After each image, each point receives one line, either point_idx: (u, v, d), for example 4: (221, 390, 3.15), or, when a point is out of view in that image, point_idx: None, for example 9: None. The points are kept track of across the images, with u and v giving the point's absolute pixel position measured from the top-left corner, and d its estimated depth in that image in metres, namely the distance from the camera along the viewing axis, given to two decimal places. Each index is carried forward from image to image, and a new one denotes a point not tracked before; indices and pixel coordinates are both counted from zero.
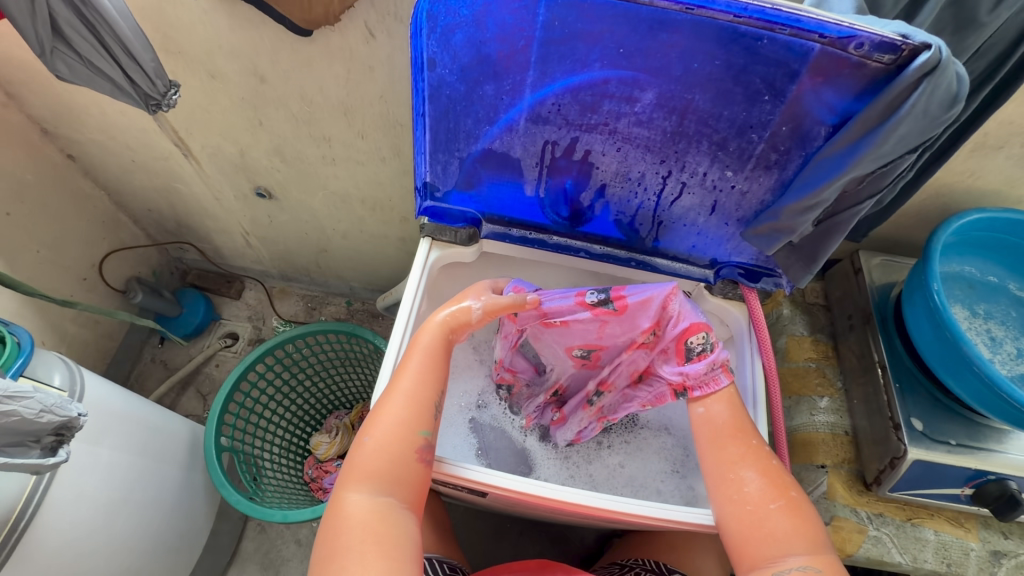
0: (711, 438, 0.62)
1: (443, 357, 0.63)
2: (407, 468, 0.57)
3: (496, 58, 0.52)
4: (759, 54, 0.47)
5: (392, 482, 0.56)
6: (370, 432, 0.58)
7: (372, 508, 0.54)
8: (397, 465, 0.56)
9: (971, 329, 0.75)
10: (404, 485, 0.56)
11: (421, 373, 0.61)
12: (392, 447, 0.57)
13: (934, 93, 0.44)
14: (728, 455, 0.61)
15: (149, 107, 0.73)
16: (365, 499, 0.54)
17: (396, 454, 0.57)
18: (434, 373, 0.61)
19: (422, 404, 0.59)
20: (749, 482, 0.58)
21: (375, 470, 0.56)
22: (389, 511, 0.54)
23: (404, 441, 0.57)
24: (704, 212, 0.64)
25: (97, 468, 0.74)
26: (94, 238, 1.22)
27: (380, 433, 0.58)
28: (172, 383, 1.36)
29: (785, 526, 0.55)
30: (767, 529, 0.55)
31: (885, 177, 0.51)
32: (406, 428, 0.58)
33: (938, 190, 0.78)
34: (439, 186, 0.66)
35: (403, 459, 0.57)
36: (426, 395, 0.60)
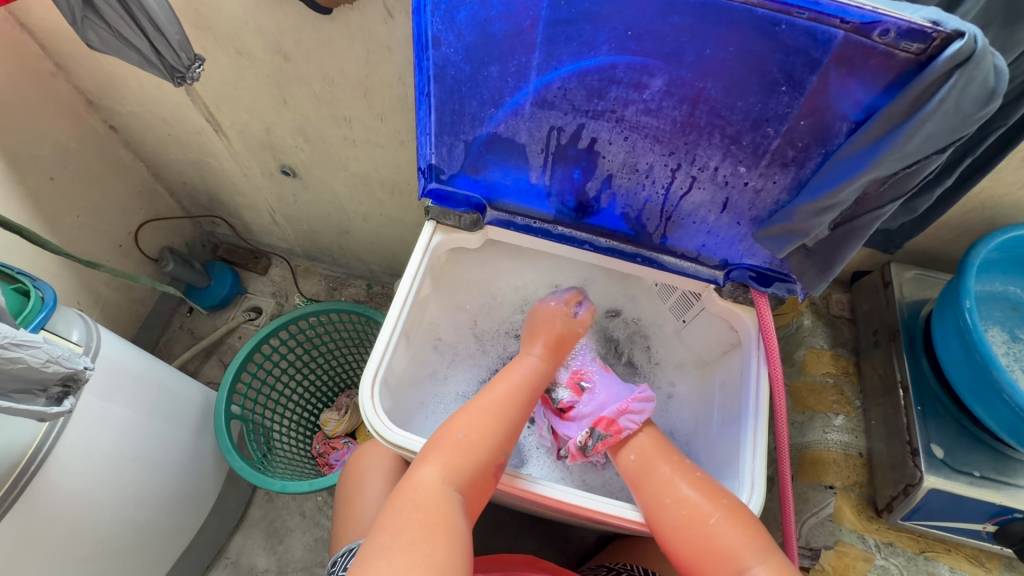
0: (637, 468, 0.64)
1: (534, 393, 0.68)
2: (483, 478, 0.59)
3: (502, 38, 0.51)
4: (777, 41, 0.44)
5: (462, 483, 0.57)
6: (461, 428, 0.61)
7: (444, 493, 0.55)
8: (476, 467, 0.59)
9: (1007, 355, 0.70)
10: (471, 489, 0.58)
11: (513, 395, 0.65)
12: (477, 453, 0.60)
13: (966, 88, 0.40)
14: (661, 477, 0.62)
15: (174, 79, 0.75)
16: (438, 480, 0.56)
17: (477, 459, 0.59)
18: (523, 403, 0.66)
19: (506, 425, 0.63)
20: (683, 492, 0.60)
21: (455, 462, 0.58)
22: (456, 502, 0.55)
23: (486, 450, 0.60)
24: (715, 209, 0.61)
25: (110, 423, 0.78)
26: (131, 207, 1.28)
27: (471, 433, 0.61)
28: (196, 351, 1.42)
29: (732, 537, 0.55)
30: (716, 545, 0.55)
31: (910, 179, 0.47)
32: (492, 441, 0.61)
33: (983, 202, 0.72)
34: (444, 169, 0.66)
35: (479, 465, 0.59)
36: (514, 414, 0.64)
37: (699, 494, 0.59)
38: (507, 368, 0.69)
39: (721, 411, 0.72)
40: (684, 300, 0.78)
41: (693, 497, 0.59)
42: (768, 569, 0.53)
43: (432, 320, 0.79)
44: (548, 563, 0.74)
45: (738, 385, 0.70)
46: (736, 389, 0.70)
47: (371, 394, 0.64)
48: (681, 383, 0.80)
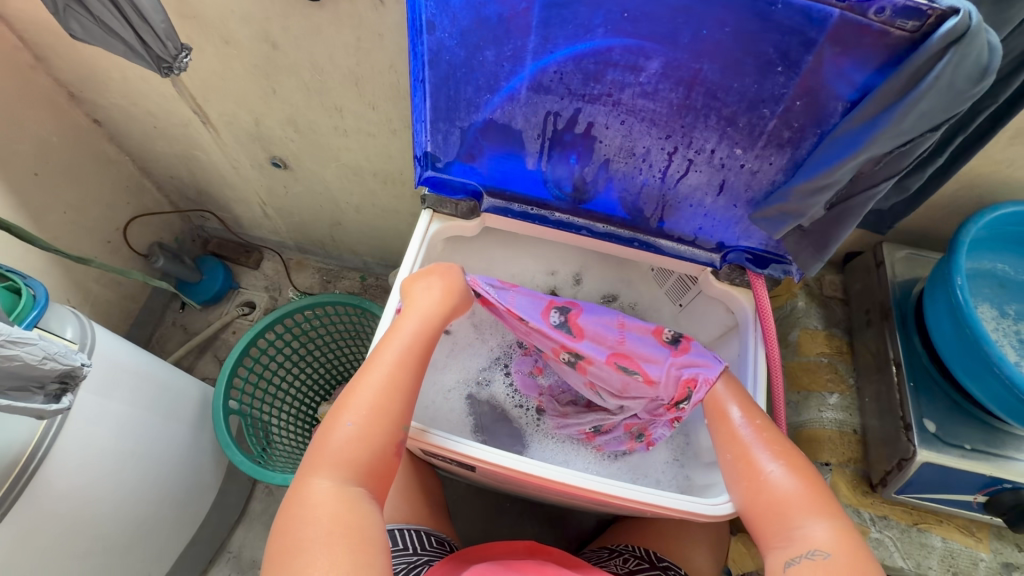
0: (721, 418, 0.62)
1: (426, 348, 0.62)
2: (385, 459, 0.56)
3: (497, 21, 0.50)
4: (773, 21, 0.44)
5: (363, 473, 0.54)
6: (351, 416, 0.56)
7: (340, 497, 0.51)
8: (371, 455, 0.55)
9: (997, 331, 0.72)
10: (376, 474, 0.55)
11: (402, 360, 0.60)
12: (374, 437, 0.55)
13: (961, 65, 0.40)
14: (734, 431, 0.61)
15: (160, 70, 0.73)
16: (331, 487, 0.52)
17: (374, 446, 0.55)
18: (417, 363, 0.60)
19: (397, 393, 0.58)
20: (760, 446, 0.58)
21: (352, 453, 0.54)
22: (359, 504, 0.51)
23: (384, 432, 0.56)
24: (711, 191, 0.61)
25: (108, 421, 0.77)
26: (118, 202, 1.26)
27: (365, 416, 0.55)
28: (190, 347, 1.41)
29: (796, 496, 0.54)
30: (768, 499, 0.55)
31: (905, 158, 0.48)
32: (386, 419, 0.56)
33: (972, 181, 0.73)
34: (440, 157, 0.65)
35: (379, 450, 0.55)
36: (406, 379, 0.59)
37: (774, 455, 0.57)
38: (390, 334, 0.62)
39: None
40: (681, 284, 0.78)
41: (779, 473, 0.55)
42: (824, 532, 0.51)
43: None
44: (550, 549, 0.72)
45: (735, 367, 0.71)
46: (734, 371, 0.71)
47: None
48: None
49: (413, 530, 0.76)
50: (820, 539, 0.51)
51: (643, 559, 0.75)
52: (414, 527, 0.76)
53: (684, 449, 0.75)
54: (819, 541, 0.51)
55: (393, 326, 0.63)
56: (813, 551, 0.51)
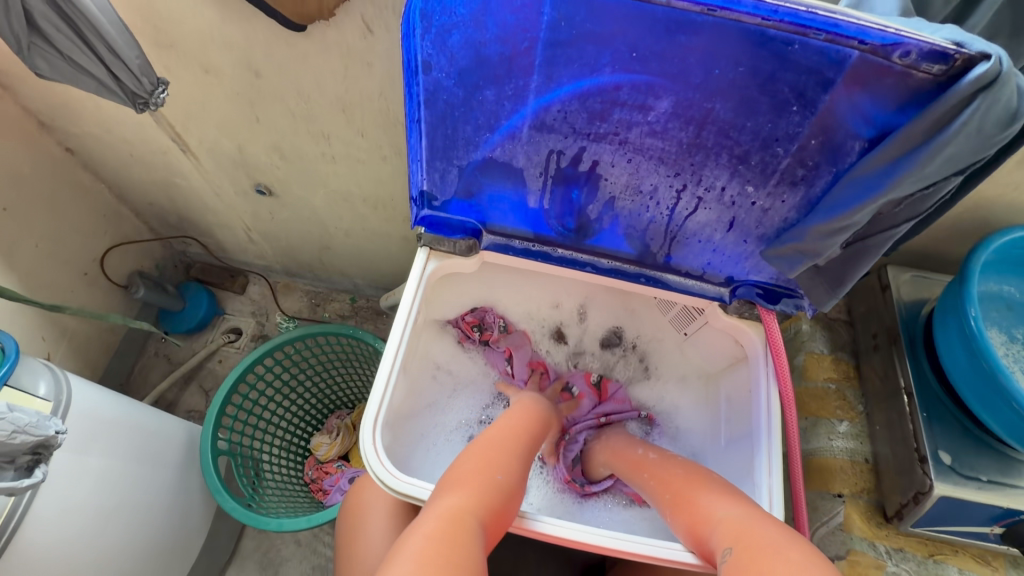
0: (635, 467, 0.68)
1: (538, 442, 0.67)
2: (502, 516, 0.54)
3: (498, 60, 0.48)
4: (790, 60, 0.43)
5: (484, 512, 0.52)
6: (499, 471, 0.57)
7: (462, 519, 0.50)
8: (497, 502, 0.54)
9: (1008, 356, 0.71)
10: (493, 525, 0.52)
11: (519, 445, 0.64)
12: (503, 490, 0.56)
13: (990, 109, 0.39)
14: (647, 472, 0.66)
15: (135, 105, 0.69)
16: (459, 506, 0.51)
17: (502, 498, 0.55)
18: (534, 450, 0.65)
19: (519, 467, 0.60)
20: (673, 476, 0.62)
21: (476, 490, 0.54)
22: (473, 533, 0.49)
23: (510, 489, 0.57)
24: (720, 228, 0.59)
25: (87, 478, 0.72)
26: (95, 231, 1.20)
27: (494, 468, 0.58)
28: (174, 378, 1.36)
29: (708, 501, 0.56)
30: (691, 513, 0.56)
31: (926, 200, 0.46)
32: (512, 483, 0.58)
33: (977, 204, 0.72)
34: (437, 195, 0.62)
35: (504, 504, 0.55)
36: (525, 461, 0.62)
37: (686, 477, 0.61)
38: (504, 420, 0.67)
39: (730, 428, 0.71)
40: (686, 314, 0.76)
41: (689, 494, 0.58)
42: (732, 522, 0.51)
43: (425, 346, 0.75)
44: None
45: (746, 403, 0.68)
46: (744, 407, 0.69)
47: (372, 433, 0.61)
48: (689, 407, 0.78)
49: None
50: (724, 523, 0.51)
51: None
52: None
53: None
54: (725, 526, 0.51)
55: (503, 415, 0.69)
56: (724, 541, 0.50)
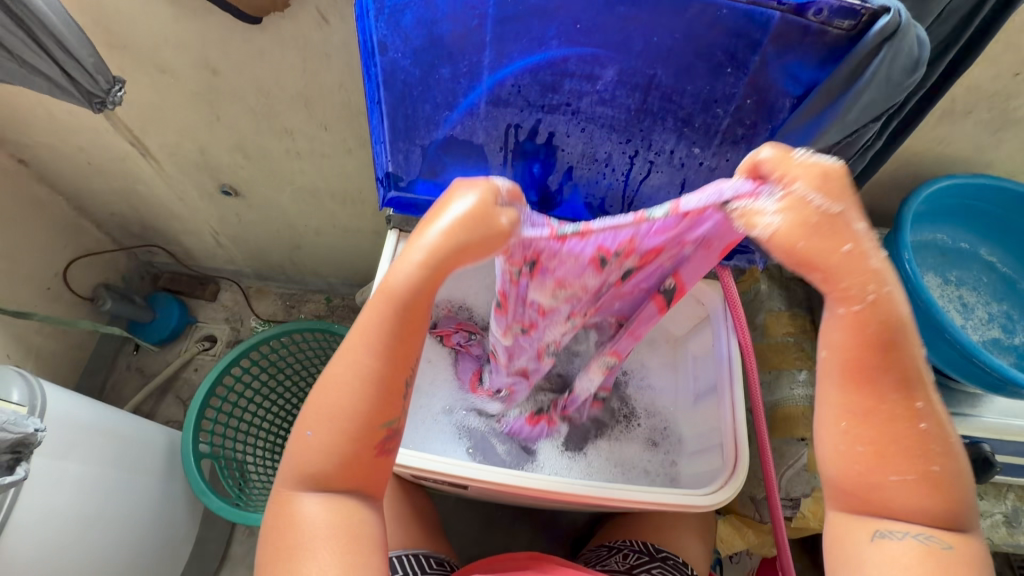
0: (842, 368, 0.41)
1: (411, 317, 0.45)
2: (365, 463, 0.46)
3: (450, 39, 0.50)
4: (719, 25, 0.46)
5: (342, 477, 0.45)
6: (312, 423, 0.45)
7: (331, 510, 0.45)
8: (345, 459, 0.45)
9: (944, 296, 0.77)
10: (360, 477, 0.46)
11: (374, 335, 0.45)
12: (346, 443, 0.45)
13: (895, 59, 0.44)
14: (883, 383, 0.40)
15: (93, 105, 0.69)
16: (315, 500, 0.45)
17: (352, 450, 0.45)
18: (405, 321, 0.45)
19: (370, 387, 0.45)
20: (891, 382, 0.40)
21: (321, 473, 0.45)
22: (353, 513, 0.46)
23: (360, 431, 0.45)
24: (673, 190, 0.62)
25: (67, 482, 0.71)
26: (55, 246, 1.18)
27: (324, 426, 0.45)
28: (149, 390, 1.34)
29: (912, 499, 0.40)
30: (893, 462, 0.40)
31: (852, 146, 0.52)
32: (362, 418, 0.45)
33: (907, 160, 0.78)
34: (402, 176, 0.63)
35: (356, 453, 0.45)
36: (392, 335, 0.45)
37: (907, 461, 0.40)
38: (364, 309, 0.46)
39: (698, 384, 0.75)
40: None
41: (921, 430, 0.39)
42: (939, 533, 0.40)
43: None
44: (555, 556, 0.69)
45: (711, 357, 0.73)
46: (710, 361, 0.73)
47: None
48: (657, 377, 0.81)
49: (411, 555, 0.74)
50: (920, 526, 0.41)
51: (639, 551, 0.76)
52: (412, 552, 0.74)
53: (664, 436, 0.78)
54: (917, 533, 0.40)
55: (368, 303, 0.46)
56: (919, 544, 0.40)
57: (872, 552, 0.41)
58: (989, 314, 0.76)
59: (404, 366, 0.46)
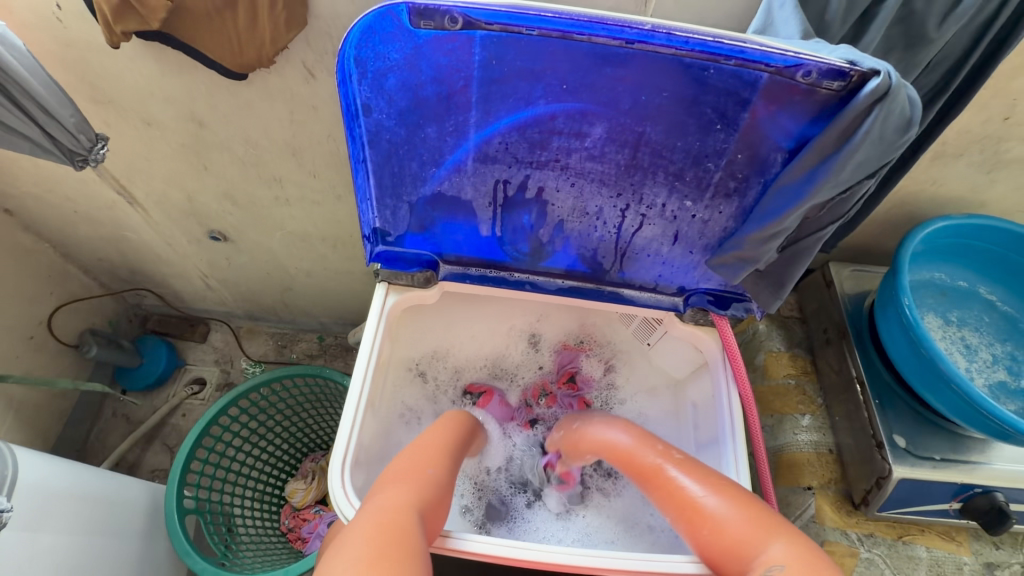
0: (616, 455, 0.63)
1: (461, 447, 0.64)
2: (433, 502, 0.53)
3: (436, 100, 0.50)
4: (707, 84, 0.46)
5: (422, 505, 0.50)
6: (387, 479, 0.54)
7: (401, 512, 0.48)
8: (418, 490, 0.52)
9: (945, 338, 0.75)
10: (428, 507, 0.51)
11: (436, 445, 0.61)
12: (423, 485, 0.53)
13: (888, 118, 0.42)
14: (659, 473, 0.56)
15: (75, 163, 0.69)
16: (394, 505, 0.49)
17: (427, 492, 0.53)
18: (452, 448, 0.62)
19: (439, 463, 0.58)
20: (645, 457, 0.59)
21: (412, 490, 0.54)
22: (413, 519, 0.47)
23: (433, 484, 0.54)
24: (667, 241, 0.61)
25: (38, 557, 0.67)
26: (40, 293, 1.16)
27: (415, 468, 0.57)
28: (135, 438, 1.30)
29: (733, 530, 0.47)
30: (721, 537, 0.48)
31: (845, 203, 0.49)
32: (432, 473, 0.56)
33: (902, 199, 0.77)
34: (390, 231, 0.63)
35: (426, 496, 0.52)
36: (446, 459, 0.60)
37: (711, 492, 0.51)
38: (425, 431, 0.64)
39: (699, 435, 0.72)
40: (647, 325, 0.77)
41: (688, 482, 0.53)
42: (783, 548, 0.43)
43: (393, 389, 0.75)
44: None
45: (712, 407, 0.70)
46: (710, 411, 0.70)
47: (342, 479, 0.59)
48: (659, 428, 0.79)
49: None
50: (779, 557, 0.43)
51: None
52: None
53: None
54: (776, 561, 0.43)
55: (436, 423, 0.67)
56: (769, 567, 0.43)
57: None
58: (993, 356, 0.74)
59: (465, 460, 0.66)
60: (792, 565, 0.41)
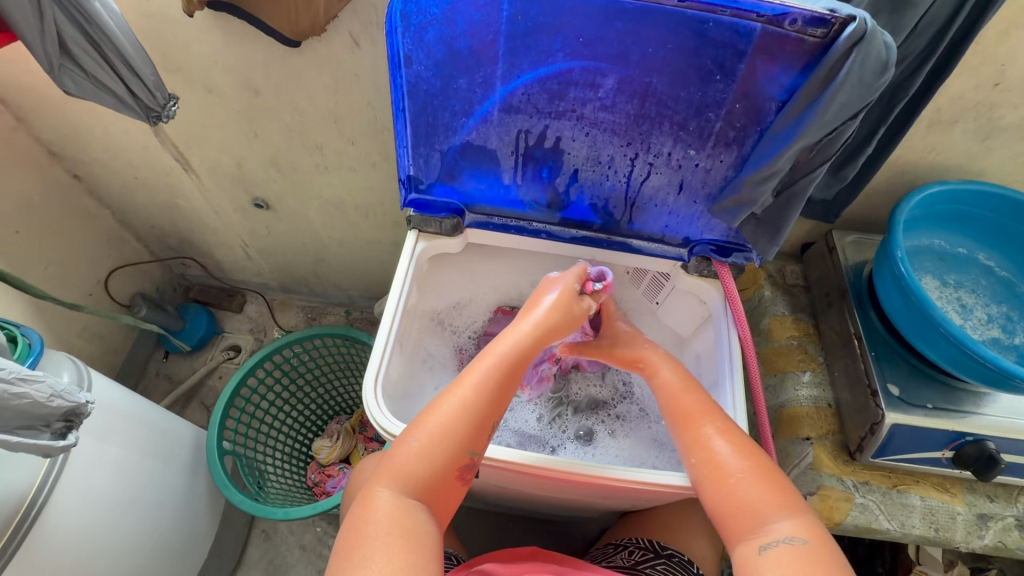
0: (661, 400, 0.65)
1: (513, 371, 0.59)
2: (442, 480, 0.54)
3: (468, 53, 0.57)
4: (707, 37, 0.52)
5: (420, 491, 0.53)
6: (415, 432, 0.55)
7: (400, 509, 0.51)
8: (433, 474, 0.54)
9: (942, 298, 0.79)
10: (431, 494, 0.54)
11: (482, 384, 0.57)
12: (436, 458, 0.54)
13: (865, 62, 0.48)
14: (699, 432, 0.59)
15: (151, 120, 0.78)
16: (393, 498, 0.52)
17: (438, 464, 0.54)
18: (501, 389, 0.58)
19: (473, 418, 0.56)
20: (691, 402, 0.62)
21: (406, 470, 0.53)
22: (414, 515, 0.51)
23: (449, 452, 0.55)
24: (672, 191, 0.67)
25: (105, 464, 0.77)
26: (99, 255, 1.27)
27: (427, 434, 0.55)
28: (176, 395, 1.40)
29: (760, 502, 0.53)
30: (739, 502, 0.54)
31: (833, 144, 0.55)
32: (455, 441, 0.55)
33: (901, 167, 0.82)
34: (423, 179, 0.70)
35: (441, 471, 0.54)
36: (489, 406, 0.57)
37: (742, 457, 0.56)
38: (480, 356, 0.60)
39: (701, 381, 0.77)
40: (655, 282, 0.83)
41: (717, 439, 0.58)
42: (793, 526, 0.51)
43: (418, 333, 0.82)
44: (555, 554, 0.70)
45: (714, 352, 0.75)
46: (712, 356, 0.76)
47: (374, 395, 0.65)
48: None
49: None
50: (791, 530, 0.51)
51: (647, 548, 0.77)
52: None
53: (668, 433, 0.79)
54: (788, 535, 0.50)
55: (499, 336, 0.62)
56: (781, 541, 0.50)
57: (763, 561, 0.50)
58: (989, 315, 0.78)
59: (497, 413, 0.58)
60: (813, 543, 0.49)
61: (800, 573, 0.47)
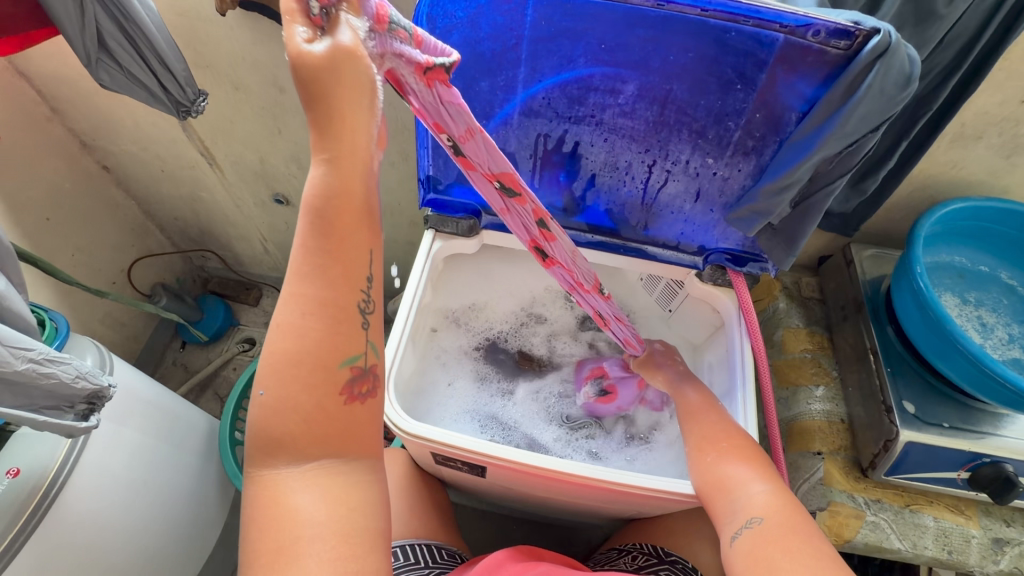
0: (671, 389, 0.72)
1: (343, 211, 0.39)
2: (340, 422, 0.41)
3: (490, 56, 0.58)
4: (728, 45, 0.52)
5: (328, 455, 0.41)
6: (262, 382, 0.39)
7: (309, 488, 0.40)
8: (324, 424, 0.40)
9: (962, 316, 0.77)
10: (337, 441, 0.41)
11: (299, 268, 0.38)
12: (305, 404, 0.39)
13: (888, 74, 0.48)
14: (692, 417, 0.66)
15: (180, 114, 0.80)
16: (297, 482, 0.40)
17: (313, 405, 0.40)
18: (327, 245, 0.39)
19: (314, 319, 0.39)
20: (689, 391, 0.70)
21: (287, 439, 0.40)
22: (332, 486, 0.41)
23: (318, 387, 0.39)
24: (689, 199, 0.67)
25: (122, 446, 0.79)
26: (123, 245, 1.30)
27: (276, 378, 0.39)
28: (192, 384, 1.42)
29: (735, 477, 0.57)
30: (718, 476, 0.59)
31: (853, 157, 0.54)
32: (310, 363, 0.39)
33: (923, 182, 0.81)
34: (441, 179, 0.71)
35: (327, 415, 0.40)
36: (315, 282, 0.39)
37: (724, 439, 0.61)
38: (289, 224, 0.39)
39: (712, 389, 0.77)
40: (669, 290, 0.83)
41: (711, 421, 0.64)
42: (762, 503, 0.54)
43: (431, 331, 0.82)
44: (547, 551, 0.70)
45: (725, 361, 0.75)
46: (723, 365, 0.75)
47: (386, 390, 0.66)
48: None
49: (423, 543, 0.76)
50: (757, 508, 0.54)
51: (649, 555, 0.76)
52: (424, 541, 0.76)
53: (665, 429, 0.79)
54: (757, 511, 0.53)
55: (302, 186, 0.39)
56: (748, 517, 0.54)
57: (734, 547, 0.53)
58: (1010, 335, 0.76)
59: (350, 288, 0.40)
60: (770, 519, 0.52)
61: (758, 551, 0.50)
